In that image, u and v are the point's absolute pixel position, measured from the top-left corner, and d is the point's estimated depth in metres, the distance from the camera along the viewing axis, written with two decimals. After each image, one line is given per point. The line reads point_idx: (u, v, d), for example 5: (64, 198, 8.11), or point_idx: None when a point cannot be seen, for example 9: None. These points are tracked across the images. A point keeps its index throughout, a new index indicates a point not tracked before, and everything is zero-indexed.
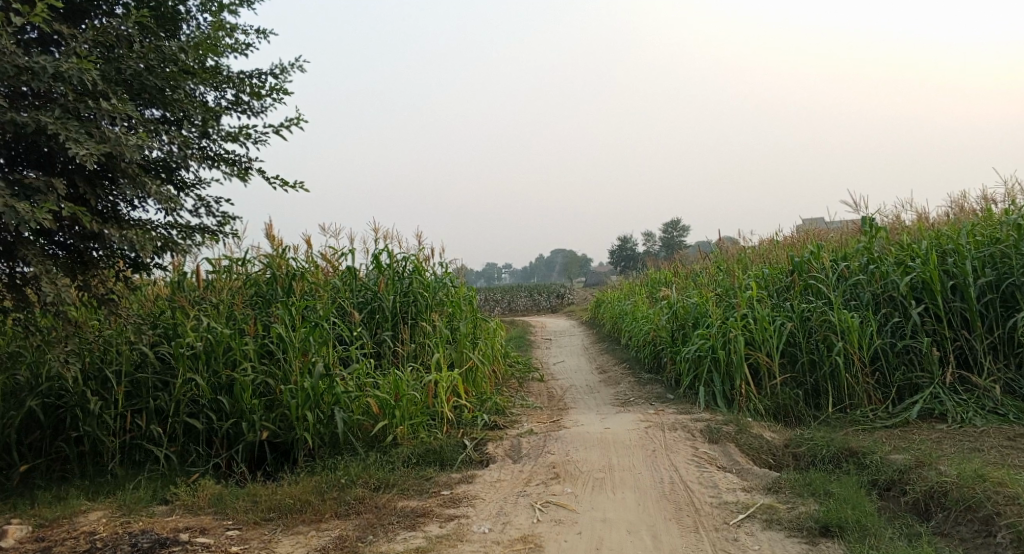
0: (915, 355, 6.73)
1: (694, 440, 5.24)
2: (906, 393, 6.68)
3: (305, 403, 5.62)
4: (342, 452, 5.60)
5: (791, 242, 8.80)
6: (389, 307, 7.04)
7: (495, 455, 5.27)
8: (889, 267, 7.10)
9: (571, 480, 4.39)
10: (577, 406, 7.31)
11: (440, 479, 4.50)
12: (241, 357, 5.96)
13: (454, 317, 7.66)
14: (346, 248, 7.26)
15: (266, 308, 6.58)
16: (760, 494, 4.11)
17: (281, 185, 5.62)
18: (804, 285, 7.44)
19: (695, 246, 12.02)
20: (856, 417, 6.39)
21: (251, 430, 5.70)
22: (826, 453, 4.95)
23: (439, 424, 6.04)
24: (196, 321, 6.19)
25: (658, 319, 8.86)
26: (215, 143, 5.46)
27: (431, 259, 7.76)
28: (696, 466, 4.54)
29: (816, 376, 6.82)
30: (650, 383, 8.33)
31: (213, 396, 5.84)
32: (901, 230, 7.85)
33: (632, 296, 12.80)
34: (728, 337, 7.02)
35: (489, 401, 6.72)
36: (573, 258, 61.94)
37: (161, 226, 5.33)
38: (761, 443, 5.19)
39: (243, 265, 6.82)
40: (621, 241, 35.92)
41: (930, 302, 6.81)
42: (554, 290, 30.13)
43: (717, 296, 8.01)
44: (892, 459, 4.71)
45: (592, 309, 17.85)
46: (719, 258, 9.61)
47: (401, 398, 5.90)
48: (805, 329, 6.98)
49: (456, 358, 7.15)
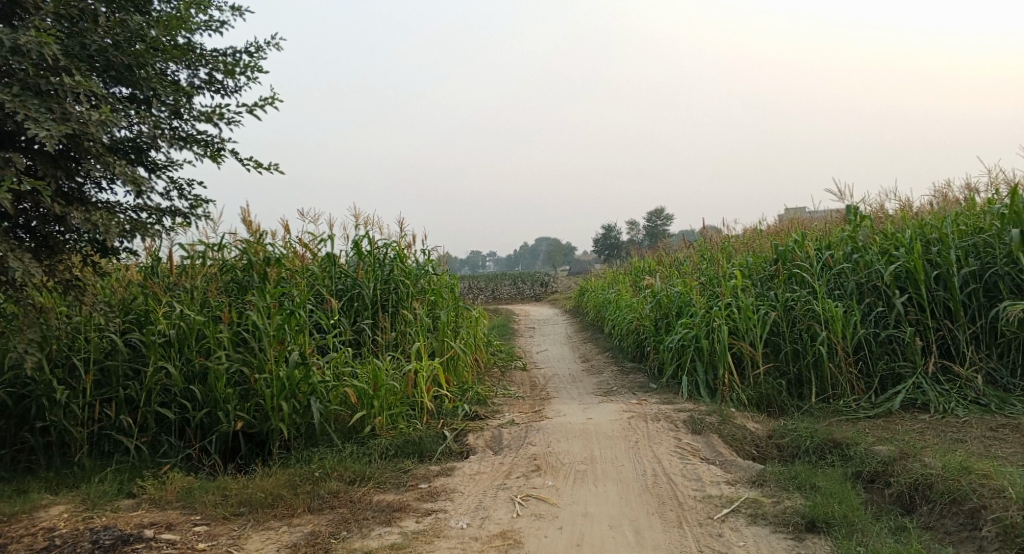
0: (898, 346, 6.70)
1: (677, 431, 5.17)
2: (889, 383, 6.65)
3: (280, 394, 5.48)
4: (318, 444, 5.47)
5: (776, 231, 8.73)
6: (368, 295, 6.90)
7: (475, 447, 5.17)
8: (873, 256, 7.04)
9: (552, 473, 4.29)
10: (559, 395, 7.23)
11: (418, 472, 4.40)
12: (215, 345, 5.80)
13: (435, 305, 7.53)
14: (325, 234, 7.10)
15: (241, 295, 6.42)
16: (745, 487, 4.04)
17: (256, 166, 5.46)
18: (789, 274, 7.38)
19: (679, 234, 11.95)
20: (839, 407, 6.35)
21: (225, 420, 5.57)
22: (810, 444, 4.90)
23: (418, 414, 5.92)
24: (169, 308, 6.03)
25: (642, 308, 8.78)
26: (187, 123, 5.29)
27: (412, 246, 7.62)
28: (679, 458, 4.46)
29: (799, 366, 6.77)
30: (633, 372, 8.27)
31: (186, 385, 5.69)
32: (885, 219, 7.80)
33: (616, 285, 12.71)
34: (712, 326, 6.96)
35: (469, 391, 6.61)
36: (557, 246, 61.88)
37: (131, 208, 5.17)
38: (745, 434, 5.12)
39: (218, 250, 6.65)
40: (605, 229, 35.86)
41: (914, 292, 6.77)
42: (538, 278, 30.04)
43: (701, 285, 7.94)
44: (877, 450, 4.66)
45: (576, 298, 17.78)
46: (703, 247, 9.54)
47: (379, 388, 5.77)
48: (789, 318, 6.92)
49: (437, 347, 7.04)
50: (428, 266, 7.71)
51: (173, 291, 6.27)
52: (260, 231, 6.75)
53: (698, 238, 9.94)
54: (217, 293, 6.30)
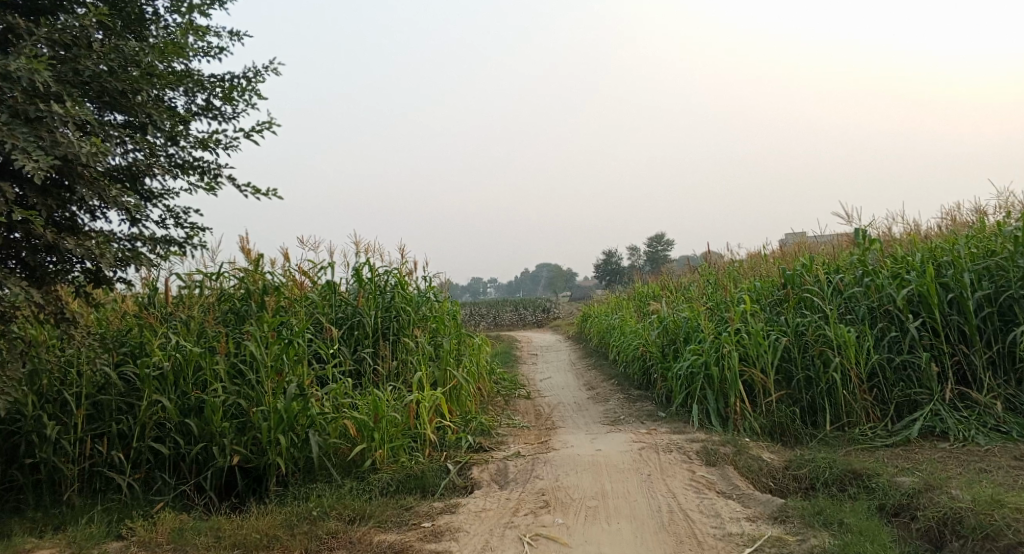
0: (913, 371, 6.51)
1: (691, 462, 4.97)
2: (905, 410, 6.45)
3: (278, 427, 5.30)
4: (317, 479, 5.27)
5: (782, 254, 8.58)
6: (369, 323, 6.73)
7: (480, 480, 4.98)
8: (884, 279, 6.87)
9: (562, 509, 4.10)
10: (565, 425, 7.03)
11: (421, 509, 4.20)
12: (212, 377, 5.64)
13: (437, 333, 7.36)
14: (324, 262, 6.96)
15: (239, 324, 6.25)
16: (767, 524, 3.84)
17: (253, 193, 5.37)
18: (798, 298, 7.22)
19: (683, 258, 11.80)
20: (855, 435, 6.16)
21: (221, 455, 5.38)
22: (829, 476, 4.70)
23: (421, 447, 5.72)
24: (164, 339, 5.87)
25: (647, 334, 8.60)
26: (184, 150, 5.18)
27: (413, 273, 7.47)
28: (695, 492, 4.27)
29: (812, 393, 6.58)
30: (640, 400, 8.07)
31: (181, 419, 5.51)
32: (894, 242, 7.65)
33: (620, 311, 12.54)
34: (721, 352, 6.78)
35: (473, 421, 6.42)
36: (558, 273, 61.77)
37: (125, 238, 5.04)
38: (760, 465, 4.93)
39: (217, 279, 6.51)
40: (606, 255, 35.76)
41: (927, 315, 6.60)
42: (539, 304, 29.86)
43: (709, 310, 7.77)
44: (901, 482, 4.47)
45: (579, 323, 17.58)
46: (709, 271, 9.38)
47: (380, 419, 5.58)
48: (800, 343, 6.75)
49: (439, 376, 6.86)
50: (429, 293, 7.55)
51: (169, 322, 6.12)
52: (259, 259, 6.60)
53: (703, 263, 9.78)
54: (214, 323, 6.14)
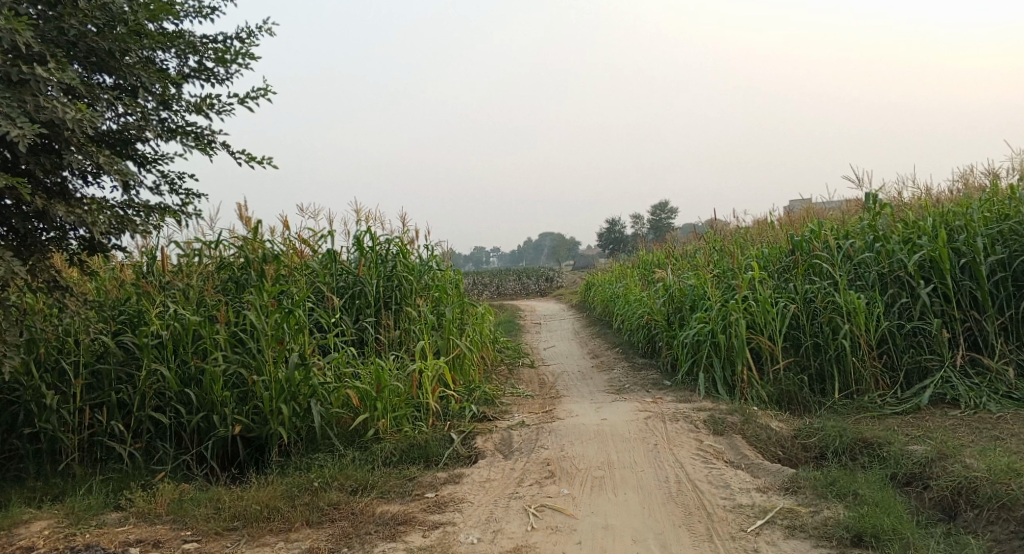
0: (924, 338, 6.40)
1: (698, 431, 4.89)
2: (915, 377, 6.36)
3: (278, 396, 5.22)
4: (318, 449, 5.21)
5: (790, 220, 8.42)
6: (371, 292, 6.63)
7: (484, 450, 4.91)
8: (896, 245, 6.72)
9: (567, 480, 4.02)
10: (570, 393, 6.96)
11: (424, 479, 4.13)
12: (211, 346, 5.55)
13: (440, 301, 7.25)
14: (325, 230, 6.83)
15: (238, 293, 6.15)
16: (777, 495, 3.77)
17: (248, 160, 5.22)
18: (807, 265, 7.08)
19: (687, 225, 11.63)
20: (864, 403, 6.07)
21: (222, 424, 5.32)
22: (839, 444, 4.62)
23: (424, 416, 5.65)
24: (163, 308, 5.77)
25: (652, 302, 8.49)
26: (176, 114, 5.02)
27: (415, 241, 7.34)
28: (703, 462, 4.19)
29: (821, 360, 6.48)
30: (646, 369, 7.99)
31: (181, 389, 5.44)
32: (905, 207, 7.48)
33: (623, 279, 12.41)
34: (729, 320, 6.66)
35: (477, 390, 6.35)
36: (561, 242, 61.57)
37: (119, 204, 4.92)
38: (768, 434, 4.85)
39: (215, 248, 6.37)
40: (609, 223, 35.52)
41: (939, 281, 6.46)
42: (542, 273, 29.74)
43: (716, 277, 7.64)
44: (913, 451, 4.38)
45: (582, 292, 17.46)
46: (714, 238, 9.23)
47: (382, 389, 5.50)
48: (808, 310, 6.64)
49: (442, 345, 6.76)
50: (431, 261, 7.43)
51: (167, 290, 6.01)
52: (258, 227, 6.47)
53: (708, 230, 9.63)
54: (213, 292, 6.04)
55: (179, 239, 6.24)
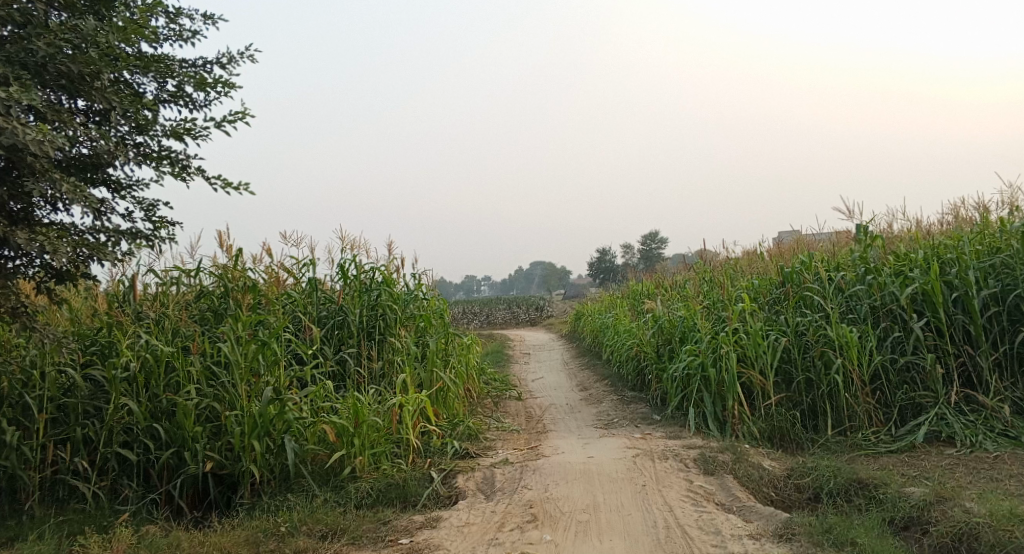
0: (917, 373, 6.26)
1: (687, 471, 4.71)
2: (909, 414, 6.21)
3: (251, 432, 5.01)
4: (292, 488, 4.98)
5: (780, 251, 8.32)
6: (353, 323, 6.45)
7: (465, 490, 4.71)
8: (887, 277, 6.61)
9: (550, 525, 3.82)
10: (557, 428, 6.76)
11: (399, 523, 3.92)
12: (185, 379, 5.35)
13: (424, 332, 7.07)
14: (306, 258, 6.66)
15: (215, 323, 5.96)
16: (771, 542, 3.58)
17: (224, 186, 5.06)
18: (799, 297, 6.95)
19: (678, 256, 11.52)
20: (857, 440, 5.91)
21: (193, 461, 5.10)
22: (834, 485, 4.45)
23: (404, 453, 5.44)
24: (135, 338, 5.57)
25: (642, 334, 8.33)
26: (152, 138, 4.88)
27: (400, 270, 7.18)
28: (692, 505, 4.00)
29: (813, 396, 6.33)
30: (634, 403, 7.81)
31: (150, 424, 5.22)
32: (896, 239, 7.39)
33: (614, 309, 12.26)
34: (719, 354, 6.50)
35: (460, 425, 6.15)
36: (552, 271, 61.57)
37: (87, 230, 4.75)
38: (761, 474, 4.67)
39: (194, 276, 6.21)
40: (600, 253, 35.49)
41: (931, 315, 6.35)
42: (532, 302, 29.58)
43: (705, 309, 7.50)
44: (910, 493, 4.22)
45: (572, 321, 17.30)
46: (704, 268, 9.12)
47: (361, 424, 5.29)
48: (800, 344, 6.50)
49: (425, 378, 6.57)
50: (416, 291, 7.26)
51: (141, 320, 5.82)
52: (238, 256, 6.30)
53: (697, 260, 9.51)
54: (189, 321, 5.84)
55: (156, 267, 6.08)
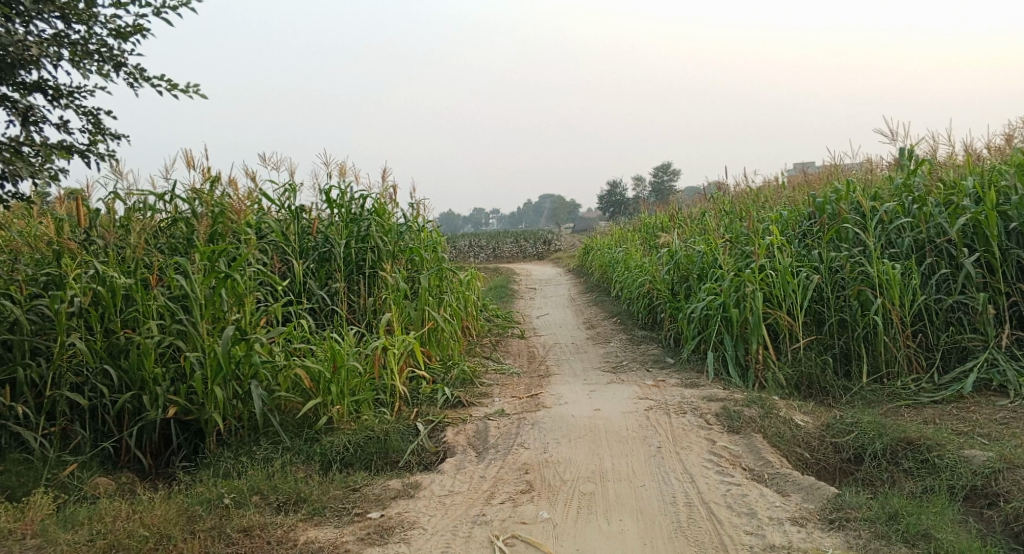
0: (965, 314, 5.58)
1: (709, 428, 4.11)
2: (953, 359, 5.56)
3: (214, 377, 4.38)
4: (260, 441, 4.39)
5: (810, 182, 7.53)
6: (338, 256, 5.78)
7: (455, 446, 4.14)
8: (935, 208, 5.86)
9: (548, 498, 3.27)
10: (561, 371, 6.18)
11: (371, 491, 3.42)
12: (144, 314, 4.74)
13: (416, 267, 6.40)
14: (287, 184, 5.94)
15: (183, 255, 5.33)
16: (819, 529, 2.99)
17: (169, 89, 4.30)
18: (834, 231, 6.20)
19: (693, 187, 10.71)
20: (897, 390, 5.29)
21: (153, 406, 4.56)
22: (879, 446, 3.85)
23: (389, 401, 4.82)
24: (87, 268, 4.93)
25: (656, 271, 7.65)
26: (87, 34, 4.13)
27: (395, 199, 6.47)
28: (718, 476, 3.42)
29: (847, 339, 5.67)
30: (645, 342, 7.22)
31: (104, 366, 4.63)
32: (942, 165, 6.57)
33: (625, 243, 11.51)
34: (744, 292, 5.81)
35: (455, 369, 5.56)
36: (561, 205, 60.53)
37: (9, 143, 4.04)
38: (793, 432, 4.06)
39: (163, 201, 5.53)
40: (610, 185, 34.34)
41: (983, 250, 5.62)
42: (541, 235, 28.80)
43: (728, 243, 6.78)
44: (973, 457, 3.62)
45: (580, 256, 16.61)
46: (723, 200, 8.34)
47: (339, 369, 4.62)
48: (833, 282, 5.82)
49: (417, 316, 5.92)
50: (410, 221, 6.56)
51: (98, 251, 5.18)
52: (215, 179, 5.62)
53: (715, 191, 8.72)
54: (153, 251, 5.22)
55: (120, 188, 5.43)
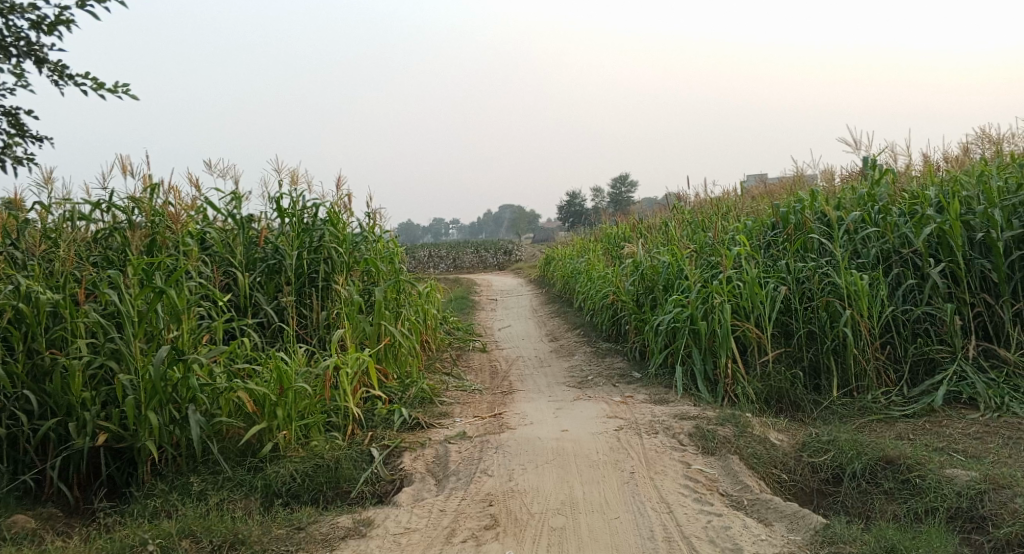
0: (933, 325, 5.48)
1: (682, 449, 3.90)
2: (922, 371, 5.45)
3: (148, 402, 4.00)
4: (198, 471, 4.04)
5: (773, 192, 7.43)
6: (289, 268, 5.44)
7: (412, 474, 3.86)
8: (900, 217, 5.77)
9: (515, 535, 3.03)
10: (525, 387, 5.92)
11: (319, 530, 3.14)
12: (71, 332, 4.34)
13: (372, 279, 6.07)
14: (233, 192, 5.58)
15: (117, 268, 4.93)
16: None
17: (99, 88, 3.95)
18: (800, 241, 6.07)
19: (654, 196, 10.57)
20: (867, 404, 5.16)
21: (80, 434, 4.17)
22: (858, 466, 3.68)
23: (341, 424, 4.49)
24: (9, 283, 4.51)
25: (619, 282, 7.46)
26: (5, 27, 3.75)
27: (349, 208, 6.14)
28: (697, 507, 3.23)
29: (816, 352, 5.53)
30: (610, 355, 7.01)
31: (25, 390, 4.21)
32: (905, 173, 6.50)
33: (586, 253, 11.34)
34: (712, 304, 5.63)
35: (412, 387, 5.26)
36: (521, 215, 60.44)
37: None
38: (769, 453, 3.86)
39: (98, 209, 5.13)
40: (569, 195, 34.27)
41: (948, 259, 5.53)
42: (500, 246, 28.56)
43: (692, 254, 6.61)
44: (955, 477, 3.46)
45: (541, 266, 16.39)
46: (685, 210, 8.20)
47: (285, 392, 4.27)
48: (800, 292, 5.69)
49: (371, 331, 5.59)
50: (365, 232, 6.24)
51: (21, 265, 4.75)
52: (155, 187, 5.24)
53: (677, 201, 8.59)
54: (84, 263, 4.81)
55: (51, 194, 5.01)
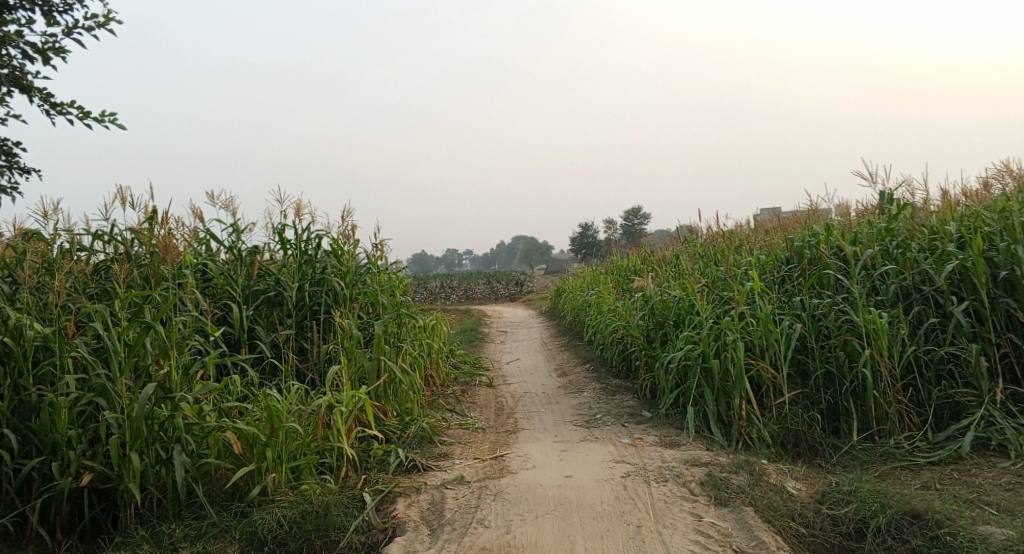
0: (957, 367, 5.23)
1: (692, 499, 3.67)
2: (947, 414, 5.17)
3: (132, 442, 3.82)
4: (182, 516, 3.84)
5: (787, 225, 7.22)
6: (289, 300, 5.28)
7: (405, 522, 3.66)
8: (920, 253, 5.54)
9: None
10: (531, 426, 5.70)
11: None
12: (60, 367, 4.16)
13: (373, 312, 5.90)
14: (235, 223, 5.45)
15: (110, 300, 4.78)
16: None
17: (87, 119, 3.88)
18: (816, 277, 5.84)
19: (666, 228, 10.38)
20: (889, 449, 4.91)
21: (63, 474, 3.98)
22: (883, 520, 3.44)
23: (333, 465, 4.28)
24: None
25: (629, 317, 7.25)
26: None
27: (354, 239, 5.99)
28: None
29: (835, 393, 5.27)
30: (621, 393, 6.77)
31: (7, 426, 4.04)
32: (924, 207, 6.28)
33: (597, 285, 11.13)
34: (724, 342, 5.40)
35: (412, 426, 5.06)
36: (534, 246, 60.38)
37: None
38: (787, 504, 3.62)
39: (101, 240, 5.00)
40: (582, 225, 34.14)
41: (972, 297, 5.29)
42: (513, 276, 28.39)
43: (704, 288, 6.39)
44: (989, 535, 3.23)
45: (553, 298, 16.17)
46: (696, 244, 8.01)
47: (276, 432, 4.08)
48: (817, 330, 5.46)
49: (370, 366, 5.40)
50: (369, 263, 6.09)
51: (13, 297, 4.61)
52: (153, 218, 5.11)
53: (688, 234, 8.40)
54: (77, 295, 4.66)
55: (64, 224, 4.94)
